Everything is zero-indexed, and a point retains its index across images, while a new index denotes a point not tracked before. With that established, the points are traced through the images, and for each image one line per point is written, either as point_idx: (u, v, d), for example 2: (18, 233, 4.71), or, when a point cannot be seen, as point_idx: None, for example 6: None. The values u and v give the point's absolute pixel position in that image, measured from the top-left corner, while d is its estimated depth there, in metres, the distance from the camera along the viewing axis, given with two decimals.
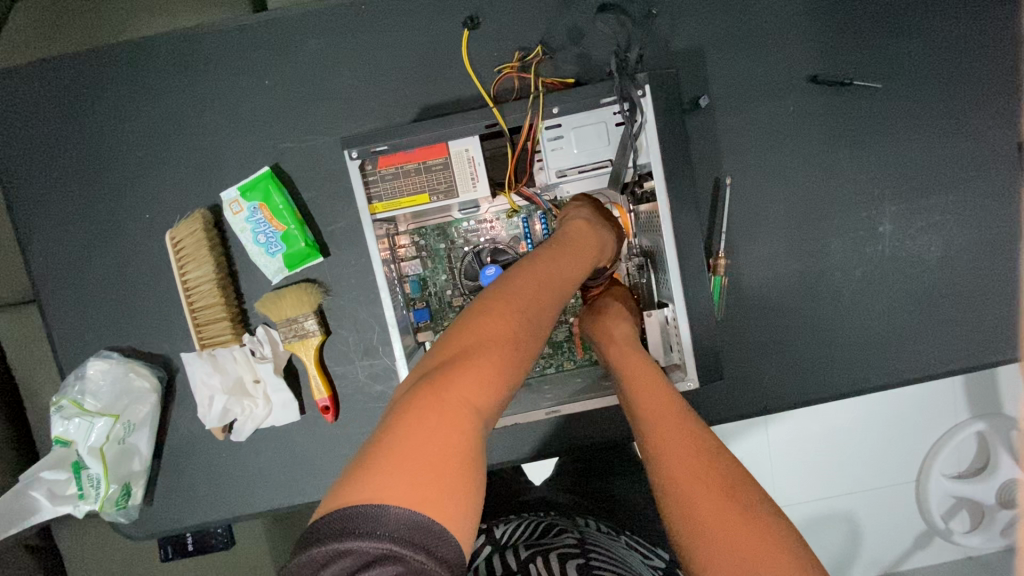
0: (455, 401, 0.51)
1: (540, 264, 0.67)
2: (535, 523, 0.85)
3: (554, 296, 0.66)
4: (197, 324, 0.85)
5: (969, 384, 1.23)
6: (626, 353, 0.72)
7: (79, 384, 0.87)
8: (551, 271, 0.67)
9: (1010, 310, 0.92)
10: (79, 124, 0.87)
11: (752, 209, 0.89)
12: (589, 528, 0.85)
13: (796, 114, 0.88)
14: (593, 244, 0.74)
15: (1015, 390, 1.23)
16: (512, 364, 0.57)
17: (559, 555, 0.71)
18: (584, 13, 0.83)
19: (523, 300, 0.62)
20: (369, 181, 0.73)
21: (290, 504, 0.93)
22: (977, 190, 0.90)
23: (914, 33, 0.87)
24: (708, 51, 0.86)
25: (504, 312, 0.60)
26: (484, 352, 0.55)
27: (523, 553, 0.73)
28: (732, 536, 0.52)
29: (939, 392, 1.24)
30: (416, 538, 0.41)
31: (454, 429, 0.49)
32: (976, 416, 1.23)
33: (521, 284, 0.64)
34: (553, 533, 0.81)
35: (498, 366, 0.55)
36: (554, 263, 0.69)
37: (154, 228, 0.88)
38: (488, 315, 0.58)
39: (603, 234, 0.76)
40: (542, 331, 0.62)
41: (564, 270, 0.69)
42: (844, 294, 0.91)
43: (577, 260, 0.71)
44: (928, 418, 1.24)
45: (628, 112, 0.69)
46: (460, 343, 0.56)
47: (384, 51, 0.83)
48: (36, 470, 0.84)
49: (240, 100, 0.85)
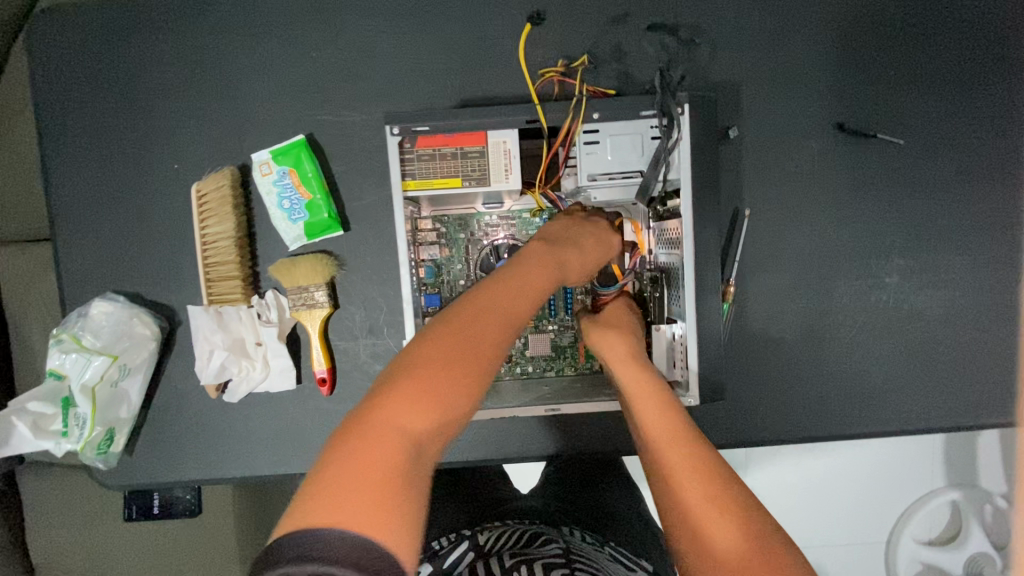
0: (392, 428, 0.48)
1: (503, 280, 0.64)
2: (522, 532, 0.82)
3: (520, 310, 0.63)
4: (209, 278, 0.86)
5: (948, 450, 1.25)
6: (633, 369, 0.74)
7: (81, 321, 0.86)
8: (516, 286, 0.64)
9: (1000, 376, 0.94)
10: (120, 68, 0.88)
11: (766, 243, 0.91)
12: (572, 537, 0.81)
13: (818, 157, 0.91)
14: (557, 261, 0.71)
15: (991, 462, 1.25)
16: (465, 387, 0.53)
17: (543, 565, 0.68)
18: (631, 33, 0.86)
19: (474, 319, 0.58)
20: (405, 159, 0.74)
21: (271, 473, 0.92)
22: (982, 255, 0.93)
23: (941, 95, 0.91)
24: (743, 86, 0.89)
25: (454, 334, 0.56)
26: (428, 377, 0.52)
27: (507, 561, 0.70)
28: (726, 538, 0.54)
29: (920, 454, 1.25)
30: (348, 558, 0.39)
31: (394, 453, 0.46)
32: (951, 484, 1.24)
33: (476, 302, 0.60)
34: (538, 541, 0.78)
35: (446, 391, 0.52)
36: (520, 281, 0.65)
37: (180, 179, 0.88)
38: (440, 334, 0.55)
39: (579, 248, 0.75)
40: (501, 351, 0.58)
41: (531, 284, 0.66)
42: (843, 338, 0.93)
43: (548, 275, 0.69)
44: (906, 478, 1.25)
45: (666, 127, 0.72)
46: (411, 363, 0.53)
47: (433, 40, 0.86)
48: (24, 400, 0.83)
49: (285, 67, 0.87)
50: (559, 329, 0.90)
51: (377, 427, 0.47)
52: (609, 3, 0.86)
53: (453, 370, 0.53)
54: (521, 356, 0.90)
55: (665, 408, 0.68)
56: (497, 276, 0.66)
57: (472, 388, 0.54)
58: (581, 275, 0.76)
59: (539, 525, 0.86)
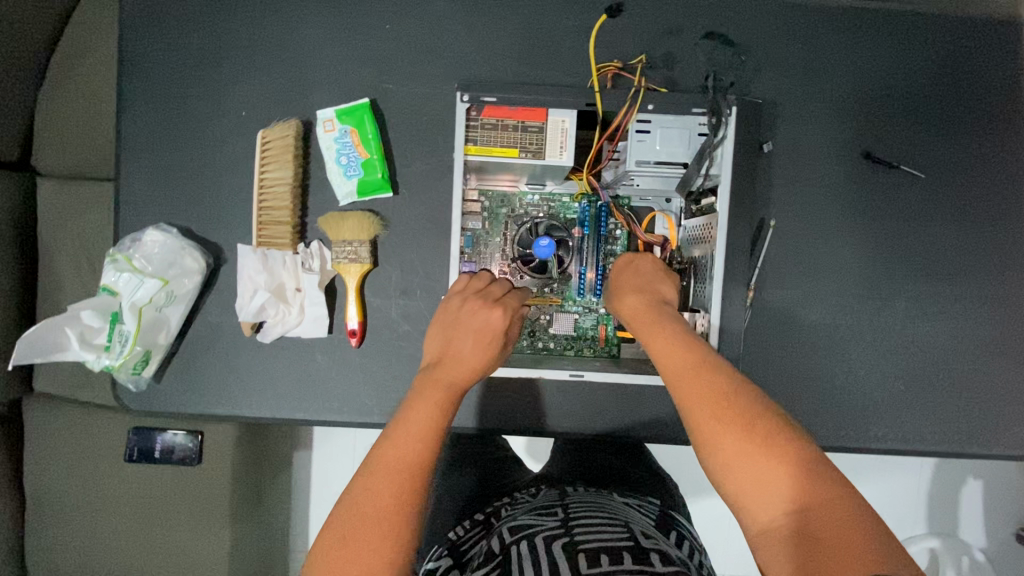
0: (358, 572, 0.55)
1: (415, 395, 0.69)
2: (527, 504, 0.84)
3: (443, 404, 0.68)
4: (261, 221, 0.91)
5: (934, 502, 1.38)
6: (648, 328, 0.74)
7: (135, 245, 0.91)
8: (425, 394, 0.69)
9: (994, 409, 0.99)
10: (204, 15, 0.93)
11: (787, 255, 0.97)
12: (573, 499, 0.83)
13: (843, 180, 0.97)
14: (469, 349, 0.75)
15: (971, 520, 1.38)
16: (407, 501, 0.59)
17: (544, 538, 0.70)
18: (684, 43, 0.93)
19: (396, 440, 0.63)
20: (471, 126, 0.82)
21: (289, 417, 0.95)
22: (987, 292, 0.99)
23: (961, 138, 0.97)
24: (781, 105, 0.95)
25: (382, 460, 0.62)
26: (371, 520, 0.58)
27: (508, 536, 0.73)
28: (775, 487, 0.57)
29: (908, 499, 1.37)
30: None
31: None
32: (933, 532, 1.37)
33: (398, 423, 0.65)
34: (539, 511, 0.79)
35: (391, 518, 0.58)
36: (426, 390, 0.69)
37: (247, 125, 0.94)
38: (369, 470, 0.61)
39: (469, 362, 0.74)
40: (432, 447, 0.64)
41: (438, 388, 0.70)
42: (850, 354, 0.98)
43: (461, 370, 0.73)
44: (893, 519, 1.38)
45: (713, 125, 0.79)
46: (353, 509, 0.59)
47: (500, 27, 0.92)
48: (78, 309, 0.88)
49: (360, 34, 0.93)
50: (583, 311, 0.94)
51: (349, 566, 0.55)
52: (665, 14, 0.93)
53: (390, 502, 0.59)
54: (545, 332, 0.94)
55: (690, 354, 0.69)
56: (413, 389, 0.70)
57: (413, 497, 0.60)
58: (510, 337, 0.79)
59: (544, 494, 0.87)
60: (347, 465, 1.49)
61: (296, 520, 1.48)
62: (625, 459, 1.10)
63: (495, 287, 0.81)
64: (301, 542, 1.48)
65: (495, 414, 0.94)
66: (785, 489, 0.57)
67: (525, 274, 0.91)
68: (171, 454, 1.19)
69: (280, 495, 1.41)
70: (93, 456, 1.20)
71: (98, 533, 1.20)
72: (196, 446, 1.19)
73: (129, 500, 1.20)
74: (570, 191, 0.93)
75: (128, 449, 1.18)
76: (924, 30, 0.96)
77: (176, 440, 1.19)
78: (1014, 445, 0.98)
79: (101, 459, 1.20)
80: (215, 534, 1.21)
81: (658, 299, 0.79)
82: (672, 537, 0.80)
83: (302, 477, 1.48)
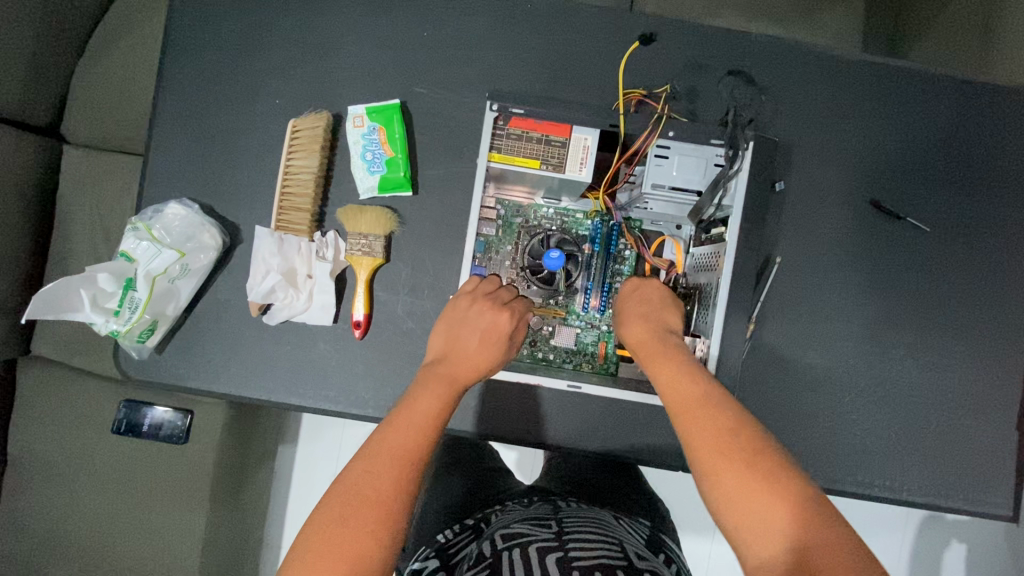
0: (346, 558, 0.56)
1: (416, 390, 0.71)
2: (518, 513, 0.84)
3: (443, 401, 0.70)
4: (283, 206, 0.93)
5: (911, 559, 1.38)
6: (647, 358, 0.77)
7: (156, 216, 0.93)
8: (428, 390, 0.70)
9: (983, 467, 0.99)
10: (251, 6, 0.97)
11: (790, 293, 0.98)
12: (566, 514, 0.83)
13: (850, 226, 0.99)
14: (472, 347, 0.76)
15: None
16: (398, 492, 0.61)
17: (537, 548, 0.70)
18: (708, 79, 0.97)
19: (397, 432, 0.65)
20: (496, 134, 0.85)
21: (285, 402, 0.96)
22: (982, 350, 1.00)
23: (964, 197, 1.00)
24: (796, 148, 0.98)
25: (381, 451, 0.63)
26: (363, 508, 0.59)
27: (500, 543, 0.74)
28: (772, 516, 0.59)
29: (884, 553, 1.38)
30: None
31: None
32: None
33: (398, 418, 0.67)
34: (532, 521, 0.80)
35: (381, 506, 0.60)
36: (427, 387, 0.71)
37: (279, 114, 0.97)
38: (367, 459, 0.62)
39: (473, 359, 0.76)
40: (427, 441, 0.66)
41: (439, 386, 0.71)
42: (844, 397, 0.99)
43: (464, 369, 0.74)
44: None
45: (729, 157, 0.81)
46: (345, 496, 0.60)
47: (534, 47, 0.96)
48: (93, 271, 0.90)
49: (398, 39, 0.97)
50: (585, 326, 0.95)
51: (338, 549, 0.57)
52: (691, 50, 0.97)
53: (378, 491, 0.60)
54: (545, 343, 0.95)
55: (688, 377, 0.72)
56: (416, 384, 0.72)
57: (404, 488, 0.61)
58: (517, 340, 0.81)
59: (536, 506, 0.88)
60: (331, 460, 1.48)
61: (272, 511, 1.46)
62: (610, 478, 1.10)
63: (504, 292, 0.82)
64: (274, 534, 1.47)
65: (488, 419, 0.94)
66: (779, 512, 0.59)
67: (533, 283, 0.92)
68: (157, 431, 1.19)
69: (259, 482, 1.40)
70: (82, 423, 1.20)
71: (75, 502, 1.18)
72: (185, 425, 1.19)
73: (111, 472, 1.19)
74: (584, 209, 0.95)
75: (114, 420, 1.18)
76: (937, 92, 1.00)
77: (166, 418, 1.19)
78: (999, 504, 0.99)
79: (88, 427, 1.20)
80: (192, 516, 1.19)
81: (662, 328, 0.81)
82: (662, 558, 0.82)
83: (286, 469, 1.48)
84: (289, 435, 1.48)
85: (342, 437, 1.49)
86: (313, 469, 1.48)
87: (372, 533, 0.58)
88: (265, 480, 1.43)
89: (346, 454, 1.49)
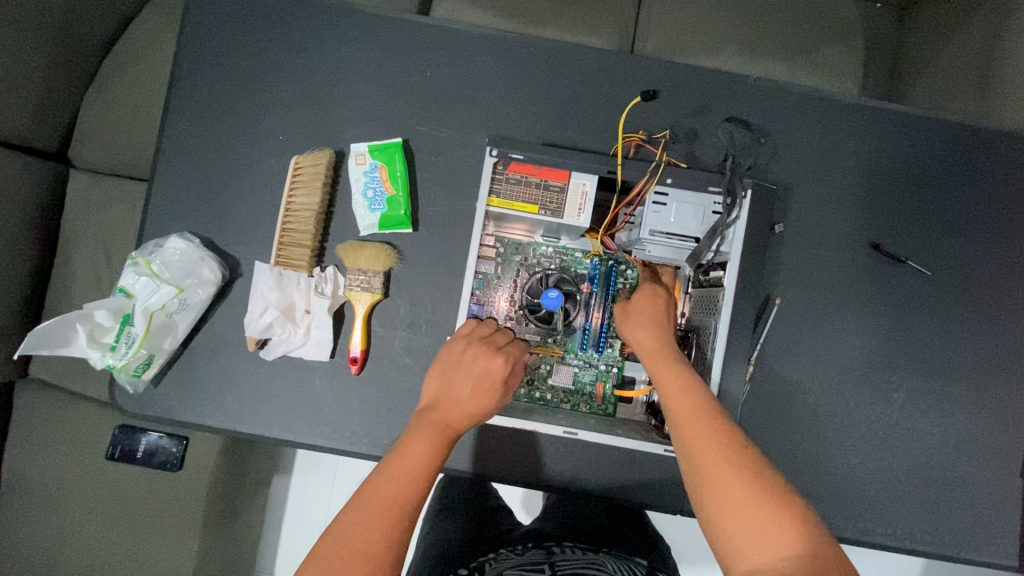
0: None
1: (410, 436, 0.70)
2: (512, 559, 0.84)
3: (438, 448, 0.69)
4: (282, 242, 0.93)
5: None
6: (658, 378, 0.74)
7: (157, 250, 0.93)
8: (422, 438, 0.70)
9: (989, 517, 0.97)
10: (259, 44, 0.99)
11: (790, 335, 0.98)
12: (559, 557, 0.83)
13: (850, 268, 0.99)
14: (464, 391, 0.76)
15: None
16: (389, 540, 0.60)
17: None
18: (707, 123, 0.98)
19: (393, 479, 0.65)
20: (495, 178, 0.85)
21: (278, 438, 0.95)
22: (986, 395, 0.99)
23: (964, 241, 1.00)
24: (795, 190, 0.99)
25: (376, 497, 0.63)
26: (353, 561, 0.58)
27: None
28: (776, 543, 0.59)
29: None
30: None
31: None
32: None
33: (393, 465, 0.66)
34: (525, 567, 0.80)
35: (369, 559, 0.59)
36: (421, 433, 0.70)
37: (283, 151, 0.98)
38: (360, 507, 0.62)
39: (466, 406, 0.75)
40: (417, 489, 0.65)
41: (433, 436, 0.70)
42: (845, 441, 0.97)
43: (457, 415, 0.74)
44: None
45: (727, 205, 0.83)
46: (335, 546, 0.59)
47: (537, 88, 0.98)
48: (91, 307, 0.90)
49: (402, 78, 0.98)
50: (583, 365, 0.94)
51: None
52: (692, 93, 0.98)
53: (368, 544, 0.59)
54: (543, 382, 0.94)
55: (701, 414, 0.69)
56: (411, 430, 0.72)
57: (394, 539, 0.61)
58: (513, 383, 0.80)
59: (529, 551, 0.87)
60: (326, 488, 1.47)
61: (264, 541, 1.45)
62: (607, 518, 1.09)
63: (500, 336, 0.82)
64: (266, 564, 1.45)
65: (484, 458, 0.93)
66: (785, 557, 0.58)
67: (531, 322, 0.92)
68: (152, 457, 1.17)
69: (252, 512, 1.39)
70: (75, 449, 1.19)
71: (61, 531, 1.16)
72: (179, 452, 1.17)
73: (104, 500, 1.18)
74: (583, 248, 0.95)
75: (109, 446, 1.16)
76: (935, 136, 1.01)
77: (161, 444, 1.18)
78: (1004, 556, 0.96)
79: (82, 453, 1.19)
80: (184, 546, 1.18)
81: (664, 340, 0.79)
82: None
83: (279, 497, 1.46)
84: (285, 463, 1.47)
85: (338, 466, 1.47)
86: (308, 498, 1.46)
87: None
88: (259, 508, 1.41)
89: (341, 485, 1.47)
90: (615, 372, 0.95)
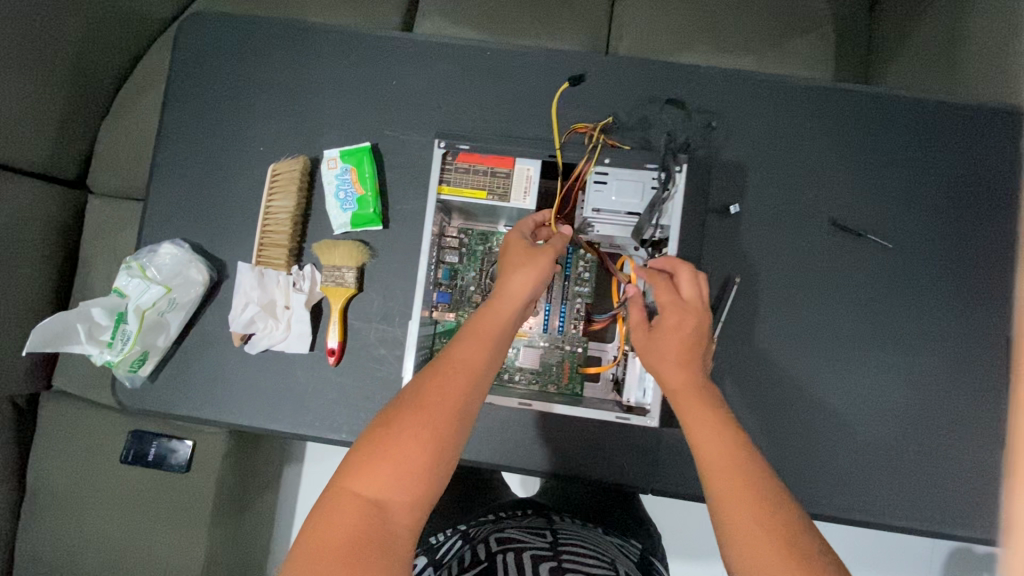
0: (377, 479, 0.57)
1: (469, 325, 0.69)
2: (513, 521, 0.89)
3: (492, 334, 0.67)
4: (263, 243, 1.01)
5: None
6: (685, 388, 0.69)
7: (150, 255, 1.02)
8: (475, 330, 0.68)
9: (971, 490, 0.95)
10: (242, 66, 1.08)
11: (753, 313, 0.99)
12: (560, 525, 0.87)
13: (811, 245, 1.00)
14: (517, 277, 0.73)
15: None
16: (444, 412, 0.60)
17: (531, 555, 0.74)
18: (659, 112, 1.02)
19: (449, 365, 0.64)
20: (446, 168, 0.91)
21: (264, 427, 1.01)
22: (960, 367, 0.98)
23: (927, 213, 1.01)
24: (752, 172, 1.01)
25: (436, 384, 0.62)
26: (413, 431, 0.59)
27: (494, 547, 0.78)
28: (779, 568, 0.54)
29: None
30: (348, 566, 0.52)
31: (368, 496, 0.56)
32: None
33: (452, 350, 0.66)
34: (528, 529, 0.84)
35: (429, 430, 0.59)
36: (480, 321, 0.69)
37: (265, 161, 1.06)
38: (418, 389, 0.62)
39: (517, 289, 0.72)
40: (473, 369, 0.64)
41: (491, 320, 0.69)
42: (816, 416, 0.97)
43: (509, 300, 0.71)
44: None
45: (663, 180, 0.86)
46: (393, 419, 0.60)
47: (495, 90, 1.04)
48: (91, 308, 0.99)
49: (371, 88, 1.05)
50: (549, 347, 0.98)
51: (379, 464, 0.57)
52: (644, 85, 1.02)
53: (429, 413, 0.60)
54: (511, 364, 0.98)
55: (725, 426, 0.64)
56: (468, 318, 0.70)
57: (451, 408, 0.61)
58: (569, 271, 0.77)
59: (529, 516, 0.91)
60: None
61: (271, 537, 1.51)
62: (602, 500, 1.12)
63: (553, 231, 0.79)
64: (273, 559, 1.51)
65: None
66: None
67: None
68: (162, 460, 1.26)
69: (259, 509, 1.45)
70: (87, 452, 1.27)
71: (77, 528, 1.24)
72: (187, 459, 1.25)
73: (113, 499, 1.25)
74: None
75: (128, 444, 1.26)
76: (891, 112, 1.02)
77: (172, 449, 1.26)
78: (987, 530, 0.94)
79: (94, 455, 1.27)
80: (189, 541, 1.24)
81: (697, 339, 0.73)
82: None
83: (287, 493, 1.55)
84: (289, 462, 1.54)
85: None
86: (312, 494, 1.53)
87: (417, 452, 0.58)
88: (267, 504, 1.48)
89: None
90: (580, 352, 0.98)
